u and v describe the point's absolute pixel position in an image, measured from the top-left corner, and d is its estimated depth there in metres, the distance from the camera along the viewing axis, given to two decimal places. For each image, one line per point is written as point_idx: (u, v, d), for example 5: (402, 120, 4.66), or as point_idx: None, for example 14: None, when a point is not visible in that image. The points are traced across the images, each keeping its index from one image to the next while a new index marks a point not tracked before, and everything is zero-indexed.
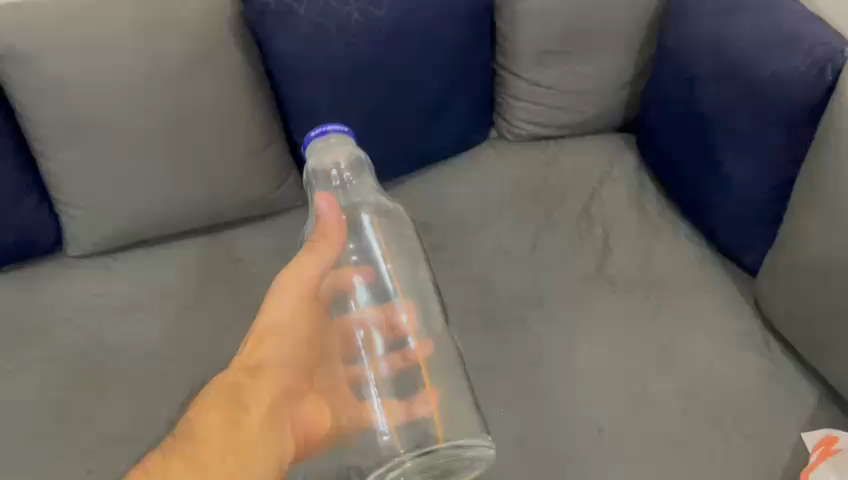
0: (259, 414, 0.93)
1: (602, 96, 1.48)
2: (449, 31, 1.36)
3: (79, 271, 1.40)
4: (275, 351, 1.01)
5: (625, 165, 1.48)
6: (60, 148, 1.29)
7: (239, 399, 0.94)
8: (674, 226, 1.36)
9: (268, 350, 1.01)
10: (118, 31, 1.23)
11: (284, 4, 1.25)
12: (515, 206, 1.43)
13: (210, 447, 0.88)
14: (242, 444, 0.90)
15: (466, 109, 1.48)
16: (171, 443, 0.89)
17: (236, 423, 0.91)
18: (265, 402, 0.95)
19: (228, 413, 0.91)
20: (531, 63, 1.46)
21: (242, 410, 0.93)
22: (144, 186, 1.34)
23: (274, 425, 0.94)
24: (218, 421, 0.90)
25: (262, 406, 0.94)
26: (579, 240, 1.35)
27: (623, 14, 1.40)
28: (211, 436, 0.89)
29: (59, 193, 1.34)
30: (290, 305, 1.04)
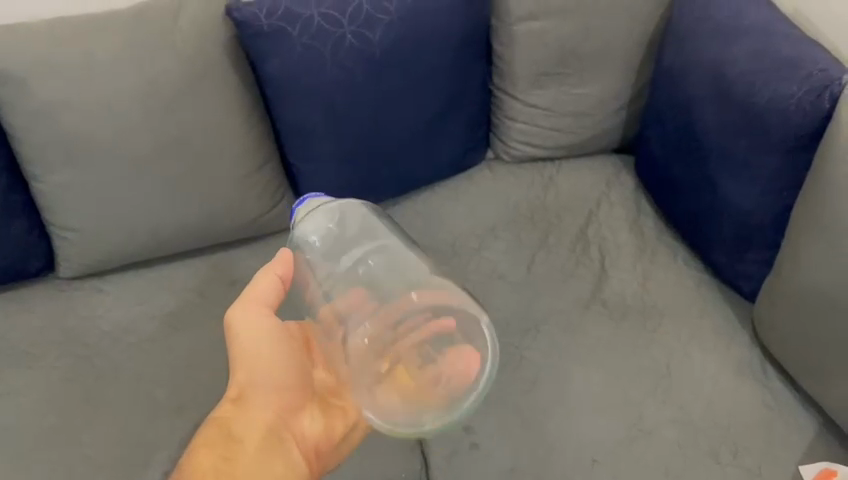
0: (250, 443, 0.92)
1: (598, 119, 1.50)
2: (441, 54, 1.34)
3: (69, 294, 1.35)
4: (259, 375, 0.94)
5: (624, 188, 1.50)
6: (50, 170, 1.26)
7: (230, 437, 0.92)
8: (671, 250, 1.38)
9: (251, 376, 0.95)
10: (111, 53, 1.21)
11: (276, 26, 1.22)
12: (509, 229, 1.43)
13: None
14: (238, 475, 0.88)
15: (466, 131, 1.48)
16: None
17: (228, 459, 0.90)
18: (259, 430, 0.92)
19: (220, 447, 0.91)
20: (528, 85, 1.47)
21: (236, 443, 0.91)
22: (135, 208, 1.31)
23: (272, 450, 0.92)
24: (210, 463, 0.89)
25: (256, 438, 0.92)
26: (574, 264, 1.36)
27: (619, 39, 1.41)
28: (202, 476, 0.87)
29: (51, 215, 1.31)
30: (262, 326, 0.94)
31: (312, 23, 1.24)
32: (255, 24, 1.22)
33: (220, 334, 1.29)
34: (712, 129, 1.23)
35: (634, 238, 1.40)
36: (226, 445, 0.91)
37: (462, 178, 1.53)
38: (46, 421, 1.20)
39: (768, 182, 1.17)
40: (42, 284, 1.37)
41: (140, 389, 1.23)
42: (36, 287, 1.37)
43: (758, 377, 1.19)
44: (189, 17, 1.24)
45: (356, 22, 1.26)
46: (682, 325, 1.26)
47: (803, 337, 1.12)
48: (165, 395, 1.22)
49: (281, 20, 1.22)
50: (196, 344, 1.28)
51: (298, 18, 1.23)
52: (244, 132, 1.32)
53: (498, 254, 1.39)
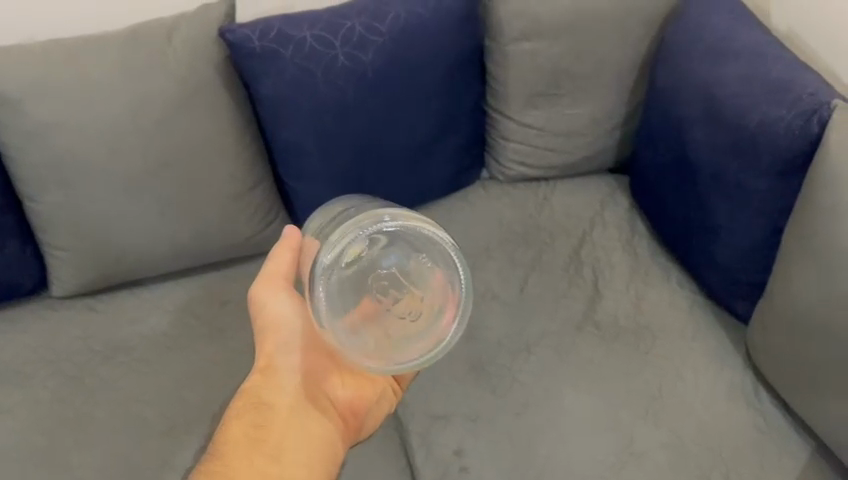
0: (281, 410, 0.89)
1: (592, 139, 1.50)
2: (435, 76, 1.35)
3: (61, 313, 1.36)
4: (285, 344, 0.92)
5: (618, 208, 1.50)
6: (44, 189, 1.26)
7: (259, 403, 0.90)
8: (664, 272, 1.37)
9: (277, 344, 0.92)
10: (105, 74, 1.22)
11: (269, 48, 1.24)
12: (502, 249, 1.43)
13: (237, 454, 0.86)
14: (270, 442, 0.87)
15: (459, 151, 1.48)
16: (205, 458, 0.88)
17: (260, 426, 0.88)
18: (290, 396, 0.90)
19: (250, 417, 0.89)
20: (522, 105, 1.47)
21: (268, 410, 0.89)
22: (128, 227, 1.31)
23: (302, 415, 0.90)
24: (242, 431, 0.88)
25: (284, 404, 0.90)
26: (567, 285, 1.36)
27: (611, 61, 1.42)
28: (235, 447, 0.87)
29: (45, 235, 1.31)
30: (284, 293, 0.91)
31: (304, 44, 1.25)
32: (248, 46, 1.23)
33: (211, 355, 1.29)
34: (704, 150, 1.23)
35: (627, 259, 1.39)
36: (256, 412, 0.90)
37: (456, 197, 1.53)
38: (35, 442, 1.19)
39: (759, 204, 1.16)
40: (35, 303, 1.37)
41: (130, 410, 1.23)
42: (29, 306, 1.37)
43: (750, 400, 1.18)
44: (182, 38, 1.25)
45: (349, 45, 1.27)
46: (674, 347, 1.25)
47: (795, 361, 1.11)
48: (155, 416, 1.22)
49: (274, 41, 1.24)
50: (189, 365, 1.28)
51: (290, 39, 1.25)
52: (237, 153, 1.33)
53: (491, 274, 1.39)
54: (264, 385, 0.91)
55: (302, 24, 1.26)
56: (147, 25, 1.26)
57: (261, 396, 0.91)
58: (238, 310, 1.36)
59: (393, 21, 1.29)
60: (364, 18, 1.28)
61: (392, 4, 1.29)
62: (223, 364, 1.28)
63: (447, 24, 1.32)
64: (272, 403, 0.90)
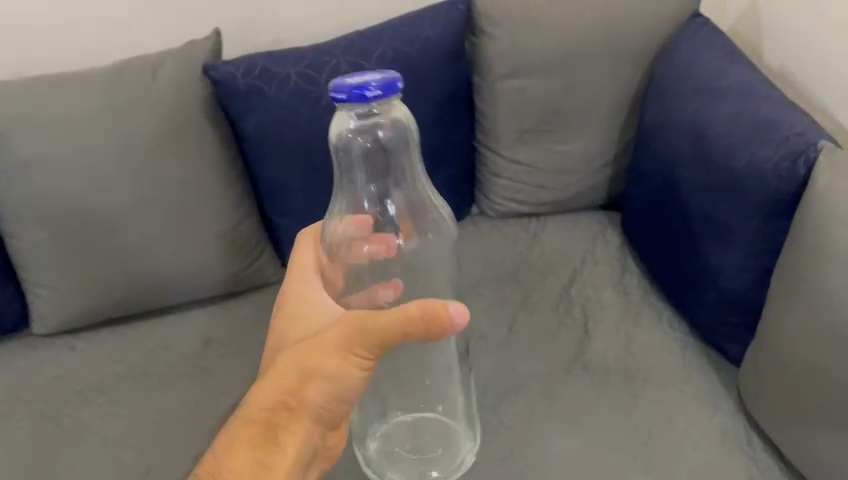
0: (290, 458, 0.83)
1: (583, 176, 1.48)
2: (423, 112, 1.34)
3: (43, 352, 1.34)
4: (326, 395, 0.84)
5: (610, 246, 1.48)
6: (26, 227, 1.25)
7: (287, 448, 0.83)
8: (656, 313, 1.34)
9: (317, 392, 0.83)
10: (89, 111, 1.22)
11: (254, 85, 1.23)
12: (491, 287, 1.41)
13: None
14: None
15: (449, 187, 1.47)
16: None
17: (264, 468, 0.82)
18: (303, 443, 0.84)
19: (258, 452, 0.83)
20: (512, 142, 1.46)
21: (275, 451, 0.83)
22: (110, 265, 1.29)
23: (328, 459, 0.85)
24: (246, 467, 0.82)
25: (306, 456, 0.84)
26: (557, 324, 1.33)
27: (600, 97, 1.41)
28: None
29: (27, 272, 1.30)
30: (360, 355, 0.83)
31: (289, 81, 1.24)
32: (232, 83, 1.23)
33: (191, 395, 1.26)
34: (693, 189, 1.21)
35: (618, 299, 1.37)
36: (263, 448, 0.83)
37: None
38: None
39: (749, 244, 1.14)
40: (18, 341, 1.36)
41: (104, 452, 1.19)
42: (12, 344, 1.35)
43: (742, 446, 1.14)
44: (167, 75, 1.25)
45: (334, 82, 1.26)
46: (665, 390, 1.22)
47: (787, 406, 1.07)
48: (130, 458, 1.18)
49: (259, 79, 1.24)
50: (167, 406, 1.25)
51: (275, 77, 1.24)
52: (222, 190, 1.32)
53: (479, 313, 1.36)
54: (288, 424, 0.84)
55: (288, 62, 1.26)
56: (132, 62, 1.27)
57: (280, 434, 0.83)
58: (221, 349, 1.33)
59: (379, 60, 1.28)
60: (351, 56, 1.28)
61: (379, 42, 1.29)
62: (201, 404, 1.25)
63: (434, 61, 1.32)
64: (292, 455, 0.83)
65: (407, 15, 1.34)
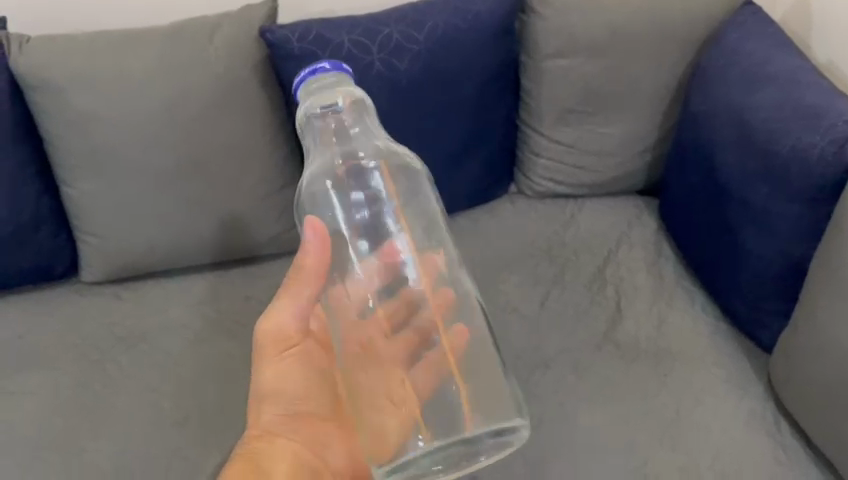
0: (283, 450, 0.93)
1: (623, 160, 1.50)
2: (469, 86, 1.36)
3: (88, 299, 1.38)
4: (284, 384, 0.97)
5: (645, 229, 1.49)
6: (81, 178, 1.29)
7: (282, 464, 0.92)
8: (689, 296, 1.36)
9: (272, 380, 0.97)
10: (146, 69, 1.25)
11: (307, 50, 1.25)
12: (526, 264, 1.43)
13: None
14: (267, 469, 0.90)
15: (487, 163, 1.49)
16: None
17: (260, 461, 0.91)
18: (290, 448, 0.93)
19: (251, 463, 0.90)
20: (553, 122, 1.48)
21: (269, 447, 0.93)
22: (159, 220, 1.34)
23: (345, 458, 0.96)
24: (242, 472, 0.89)
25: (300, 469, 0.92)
26: (589, 303, 1.35)
27: (646, 82, 1.42)
28: None
29: (79, 222, 1.34)
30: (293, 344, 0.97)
31: (341, 48, 1.26)
32: (287, 48, 1.24)
33: (231, 348, 1.30)
34: (735, 174, 1.22)
35: (651, 282, 1.38)
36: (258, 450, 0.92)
37: (483, 210, 1.55)
38: (53, 423, 1.21)
39: (787, 231, 1.15)
40: (62, 289, 1.40)
41: (146, 398, 1.24)
42: (57, 291, 1.40)
43: (769, 430, 1.16)
44: (223, 38, 1.28)
45: (385, 51, 1.28)
46: (693, 372, 1.23)
47: (817, 391, 1.09)
48: (171, 405, 1.23)
49: (312, 45, 1.25)
50: (208, 358, 1.29)
51: (328, 43, 1.26)
52: (269, 152, 1.35)
53: (512, 288, 1.39)
54: (266, 448, 0.92)
55: (341, 29, 1.27)
56: (189, 22, 1.30)
57: (259, 455, 0.91)
58: (260, 307, 1.37)
59: (431, 31, 1.30)
60: (403, 26, 1.29)
61: (431, 15, 1.31)
62: (240, 358, 1.29)
63: (483, 36, 1.33)
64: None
65: None
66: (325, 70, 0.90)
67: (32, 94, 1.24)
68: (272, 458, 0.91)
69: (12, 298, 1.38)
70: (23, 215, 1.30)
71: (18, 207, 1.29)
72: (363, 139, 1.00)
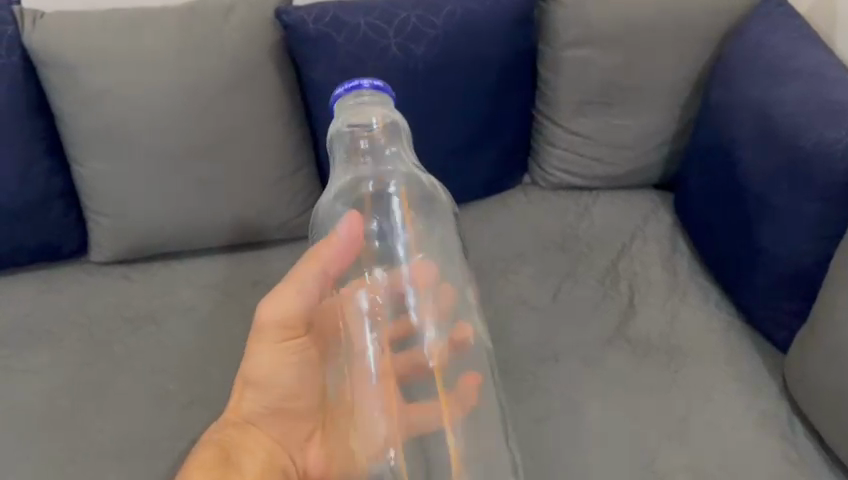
0: (257, 442, 0.96)
1: (640, 153, 1.47)
2: (485, 73, 1.34)
3: (96, 278, 1.37)
4: (271, 382, 0.96)
5: (660, 223, 1.46)
6: (92, 156, 1.29)
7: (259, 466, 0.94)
8: (704, 292, 1.33)
9: (260, 377, 0.96)
10: (159, 48, 1.24)
11: (323, 32, 1.23)
12: (538, 255, 1.41)
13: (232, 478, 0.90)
14: (237, 460, 0.92)
15: (502, 152, 1.47)
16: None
17: (231, 449, 0.93)
18: (263, 443, 0.96)
19: (223, 450, 0.92)
20: (570, 112, 1.46)
21: (242, 437, 0.95)
22: (169, 201, 1.33)
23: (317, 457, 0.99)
24: (213, 456, 0.91)
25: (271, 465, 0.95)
26: (602, 297, 1.33)
27: (666, 74, 1.39)
28: (202, 466, 0.89)
29: (89, 200, 1.33)
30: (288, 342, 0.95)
31: (358, 31, 1.24)
32: (302, 29, 1.23)
33: (238, 332, 1.29)
34: (755, 168, 1.20)
35: (665, 277, 1.36)
36: (232, 438, 0.95)
37: (496, 201, 1.52)
38: (58, 402, 1.21)
39: (807, 228, 1.14)
40: (71, 268, 1.39)
41: (152, 379, 1.23)
42: (66, 270, 1.39)
43: (782, 430, 1.14)
44: (238, 18, 1.26)
45: (401, 35, 1.26)
46: (705, 369, 1.21)
47: (833, 392, 1.07)
48: (177, 387, 1.22)
49: (328, 26, 1.23)
50: (215, 341, 1.28)
51: (344, 25, 1.24)
52: (282, 135, 1.34)
53: (523, 279, 1.37)
54: (239, 439, 0.95)
55: (358, 12, 1.25)
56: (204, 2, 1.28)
57: (234, 448, 0.94)
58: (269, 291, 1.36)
59: (449, 16, 1.28)
60: (420, 10, 1.27)
61: None
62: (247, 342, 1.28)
63: (501, 23, 1.32)
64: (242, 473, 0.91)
65: None
66: (369, 89, 0.85)
67: (45, 70, 1.23)
68: (245, 449, 0.94)
69: (20, 277, 1.37)
70: (34, 192, 1.30)
71: (29, 183, 1.28)
72: (383, 137, 0.94)
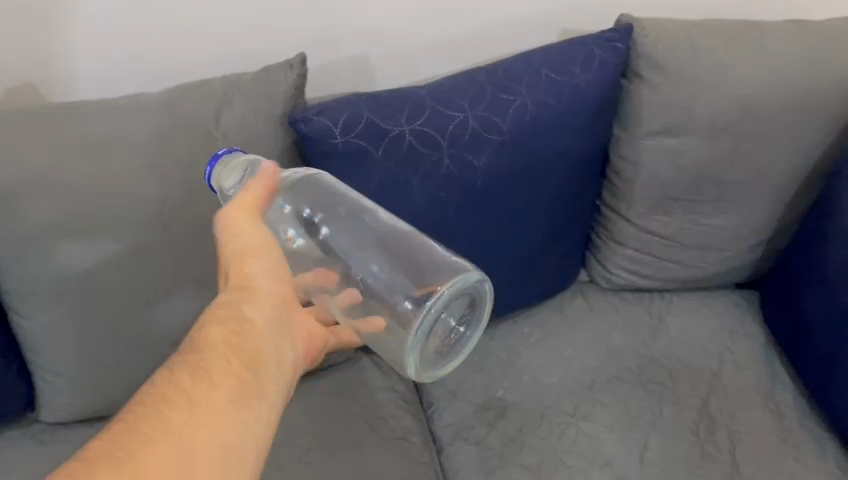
0: (253, 339, 0.71)
1: (727, 254, 1.21)
2: (555, 178, 1.05)
3: (51, 447, 1.05)
4: (251, 245, 0.72)
5: (751, 340, 1.22)
6: (39, 305, 0.95)
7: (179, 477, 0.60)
8: (816, 442, 1.10)
9: (241, 250, 0.71)
10: (128, 165, 0.91)
11: (354, 145, 0.94)
12: (612, 391, 1.15)
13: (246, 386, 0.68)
14: (249, 361, 0.70)
15: (562, 257, 1.18)
16: (231, 370, 0.69)
17: (237, 352, 0.69)
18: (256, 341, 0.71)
19: (233, 349, 0.70)
20: (646, 210, 1.16)
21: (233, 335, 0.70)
22: (147, 351, 1.01)
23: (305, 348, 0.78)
24: (225, 347, 0.69)
25: (264, 426, 0.68)
26: (699, 455, 1.08)
27: (771, 169, 1.13)
28: (241, 368, 0.69)
29: (36, 356, 1.00)
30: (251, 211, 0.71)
31: (401, 142, 0.95)
32: (327, 142, 0.93)
33: None
34: None
35: (770, 422, 1.12)
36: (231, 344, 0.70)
37: (550, 309, 1.25)
38: None
39: None
40: (18, 433, 1.07)
41: None
42: (8, 436, 1.06)
43: None
44: (233, 121, 0.94)
45: (456, 144, 0.97)
46: None
47: None
48: None
49: (362, 137, 0.94)
50: None
51: (383, 135, 0.95)
52: None
53: (600, 428, 1.11)
54: (232, 337, 0.70)
55: (400, 115, 0.95)
56: (187, 93, 0.95)
57: (238, 342, 0.70)
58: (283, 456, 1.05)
59: (516, 115, 0.99)
60: (481, 108, 0.98)
61: (516, 91, 0.99)
62: None
63: (578, 116, 1.02)
64: (255, 387, 0.69)
65: (546, 48, 1.03)
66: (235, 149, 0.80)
67: None
68: (234, 347, 0.70)
69: None
70: None
71: None
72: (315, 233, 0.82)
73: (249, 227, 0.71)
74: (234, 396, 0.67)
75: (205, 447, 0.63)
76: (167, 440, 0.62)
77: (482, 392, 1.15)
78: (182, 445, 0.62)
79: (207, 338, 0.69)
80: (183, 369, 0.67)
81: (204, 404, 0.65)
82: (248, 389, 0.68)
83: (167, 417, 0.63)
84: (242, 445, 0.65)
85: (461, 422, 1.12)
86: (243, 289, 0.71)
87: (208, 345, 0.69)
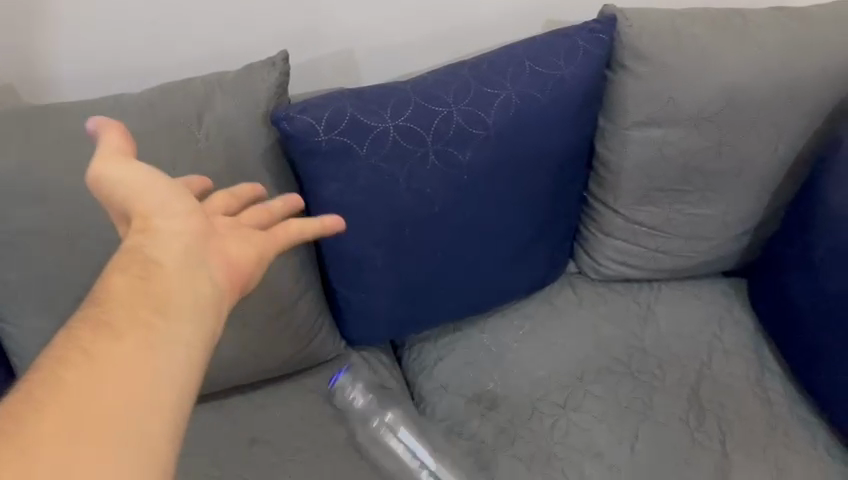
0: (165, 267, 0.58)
1: (714, 243, 1.21)
2: (541, 170, 1.05)
3: None
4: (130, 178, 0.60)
5: (740, 328, 1.22)
6: (25, 310, 0.94)
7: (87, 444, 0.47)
8: (805, 428, 1.11)
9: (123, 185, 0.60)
10: None
11: (338, 143, 0.93)
12: (602, 382, 1.15)
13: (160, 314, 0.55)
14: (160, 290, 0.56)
15: (550, 249, 1.18)
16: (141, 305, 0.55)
17: (146, 284, 0.57)
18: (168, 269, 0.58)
19: (140, 285, 0.57)
20: (633, 200, 1.17)
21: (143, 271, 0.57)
22: None
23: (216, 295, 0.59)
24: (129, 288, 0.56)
25: (184, 372, 0.53)
26: (690, 444, 1.08)
27: (757, 158, 1.13)
28: (153, 296, 0.56)
29: (23, 361, 0.99)
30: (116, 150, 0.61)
31: (385, 138, 0.95)
32: (311, 140, 0.92)
33: None
34: None
35: (759, 410, 1.13)
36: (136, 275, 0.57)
37: (539, 301, 1.25)
38: None
39: None
40: None
41: None
42: None
43: None
44: (216, 121, 0.94)
45: (441, 139, 0.97)
46: None
47: None
48: None
49: (346, 134, 0.93)
50: None
51: (367, 132, 0.94)
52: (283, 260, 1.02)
53: (592, 420, 1.11)
54: (138, 269, 0.58)
55: (384, 111, 0.95)
56: (168, 94, 0.94)
57: (146, 274, 0.57)
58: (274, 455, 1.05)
59: (501, 109, 0.98)
60: (465, 103, 0.97)
61: (499, 85, 0.99)
62: None
63: (563, 108, 1.02)
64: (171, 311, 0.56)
65: (529, 41, 1.03)
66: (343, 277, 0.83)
67: None
68: (144, 280, 0.57)
69: None
70: None
71: None
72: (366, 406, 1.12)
73: (120, 161, 0.60)
74: (146, 332, 0.54)
75: (110, 405, 0.49)
76: (68, 404, 0.48)
77: (473, 386, 1.15)
78: (82, 411, 0.48)
79: (110, 290, 0.56)
80: (83, 327, 0.54)
81: (110, 358, 0.52)
82: (163, 317, 0.55)
83: (58, 378, 0.50)
84: (158, 390, 0.51)
85: (453, 416, 1.12)
86: (145, 231, 0.60)
87: (112, 296, 0.56)
